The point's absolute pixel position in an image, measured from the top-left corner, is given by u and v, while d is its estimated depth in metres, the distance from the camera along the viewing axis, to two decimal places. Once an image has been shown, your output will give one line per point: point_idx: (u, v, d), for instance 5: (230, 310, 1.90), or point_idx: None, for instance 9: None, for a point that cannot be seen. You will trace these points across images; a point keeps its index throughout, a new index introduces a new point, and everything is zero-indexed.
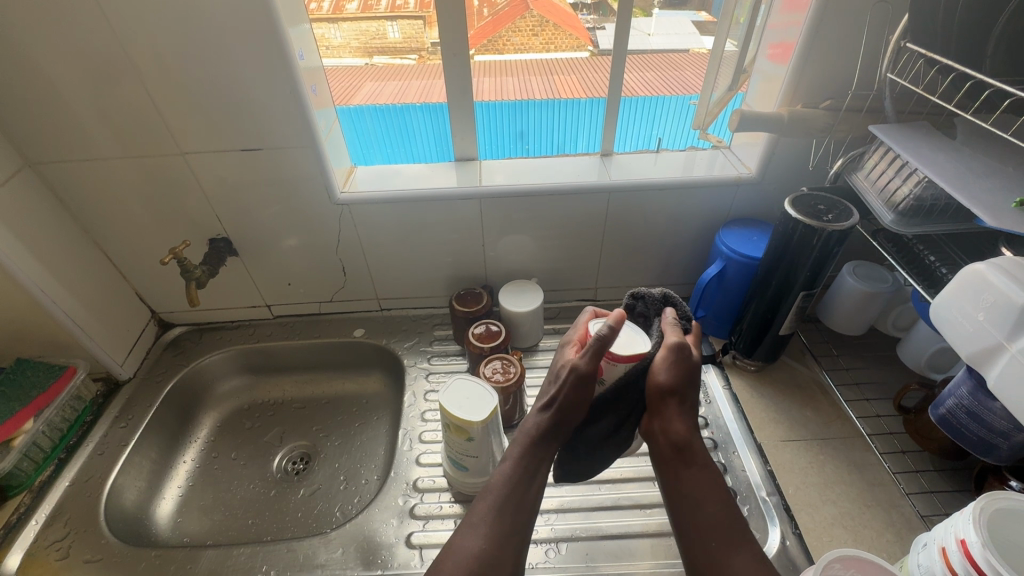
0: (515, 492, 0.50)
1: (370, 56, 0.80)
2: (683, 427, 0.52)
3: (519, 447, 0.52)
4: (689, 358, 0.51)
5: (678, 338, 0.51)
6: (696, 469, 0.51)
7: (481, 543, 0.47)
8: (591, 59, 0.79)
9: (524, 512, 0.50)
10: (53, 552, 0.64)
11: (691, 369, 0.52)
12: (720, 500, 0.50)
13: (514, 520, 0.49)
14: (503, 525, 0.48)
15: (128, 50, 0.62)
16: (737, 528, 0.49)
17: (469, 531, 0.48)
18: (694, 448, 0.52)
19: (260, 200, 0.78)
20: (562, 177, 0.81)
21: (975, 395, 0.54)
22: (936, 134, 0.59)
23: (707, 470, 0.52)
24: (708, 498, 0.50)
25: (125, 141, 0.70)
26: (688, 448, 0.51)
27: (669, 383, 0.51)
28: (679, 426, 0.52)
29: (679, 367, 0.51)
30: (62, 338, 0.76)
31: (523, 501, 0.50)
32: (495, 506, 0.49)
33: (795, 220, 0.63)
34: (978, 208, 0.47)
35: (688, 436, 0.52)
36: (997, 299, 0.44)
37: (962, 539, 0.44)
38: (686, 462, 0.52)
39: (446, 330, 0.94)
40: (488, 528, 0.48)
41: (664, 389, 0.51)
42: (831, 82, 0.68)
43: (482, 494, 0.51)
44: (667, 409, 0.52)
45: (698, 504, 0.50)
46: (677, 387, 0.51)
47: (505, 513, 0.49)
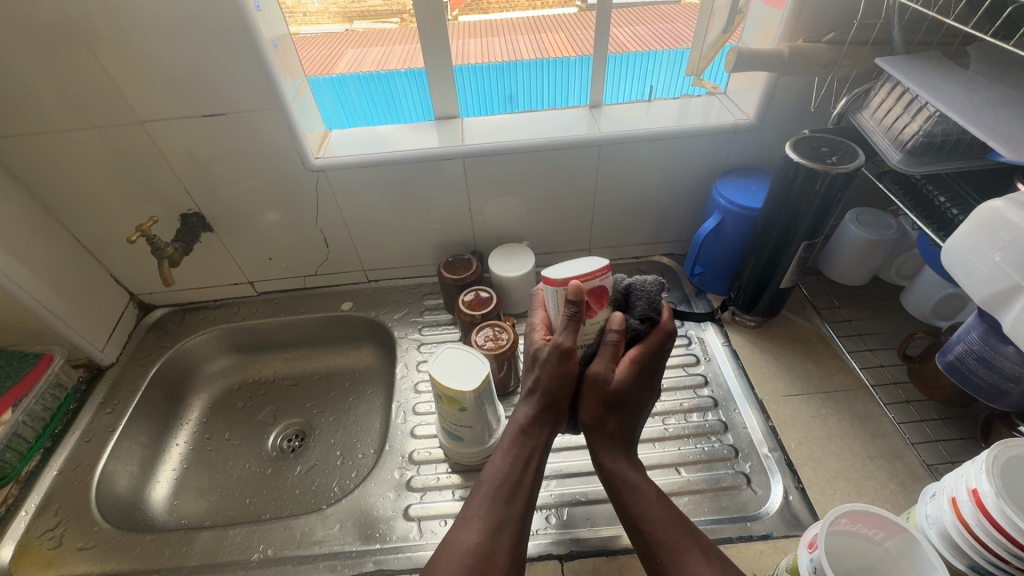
0: (510, 483, 0.48)
1: (349, 22, 0.76)
2: (614, 456, 0.52)
3: (509, 438, 0.51)
4: (608, 387, 0.49)
5: (598, 370, 0.49)
6: (630, 493, 0.50)
7: (476, 536, 0.45)
8: (579, 15, 0.76)
9: (521, 501, 0.48)
10: (46, 541, 0.63)
11: (613, 399, 0.50)
12: (660, 514, 0.48)
13: (503, 517, 0.46)
14: (498, 514, 0.46)
15: (69, 9, 0.56)
16: (682, 534, 0.47)
17: (464, 525, 0.46)
18: (621, 472, 0.51)
19: (231, 171, 0.74)
20: (549, 131, 0.76)
21: (987, 340, 0.51)
22: (946, 64, 0.55)
23: (642, 487, 0.50)
24: (649, 515, 0.48)
25: (76, 111, 0.65)
26: (619, 477, 0.51)
27: (593, 418, 0.51)
28: (607, 458, 0.51)
29: (595, 401, 0.50)
30: (35, 325, 0.73)
31: (519, 490, 0.49)
32: (486, 497, 0.48)
33: (797, 164, 0.59)
34: (994, 141, 0.43)
35: (620, 464, 0.51)
36: (1015, 237, 0.41)
37: (974, 489, 0.43)
38: (619, 485, 0.50)
39: (437, 300, 0.91)
40: (483, 519, 0.46)
41: (588, 426, 0.51)
42: (835, 11, 0.63)
43: (476, 487, 0.49)
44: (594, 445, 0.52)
45: (640, 525, 0.48)
46: (599, 420, 0.51)
47: (499, 501, 0.47)
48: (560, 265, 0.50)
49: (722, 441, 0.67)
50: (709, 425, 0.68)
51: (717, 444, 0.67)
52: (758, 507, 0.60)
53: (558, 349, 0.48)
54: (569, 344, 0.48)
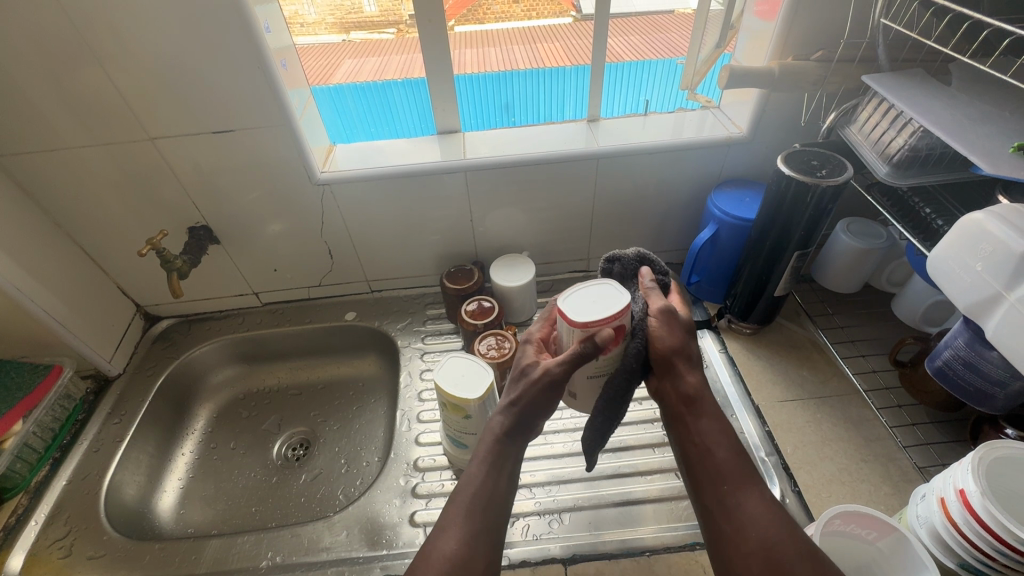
0: (486, 491, 0.46)
1: (346, 32, 0.77)
2: (695, 379, 0.47)
3: (485, 447, 0.49)
4: (680, 316, 0.48)
5: (667, 303, 0.48)
6: (706, 420, 0.46)
7: (453, 544, 0.43)
8: (575, 24, 0.78)
9: (496, 511, 0.46)
10: (56, 550, 0.64)
11: (687, 326, 0.49)
12: (732, 448, 0.45)
13: (478, 526, 0.44)
14: (475, 525, 0.44)
15: (84, 31, 0.58)
16: (749, 468, 0.44)
17: (440, 534, 0.44)
18: (705, 402, 0.47)
19: (238, 186, 0.76)
20: (548, 145, 0.78)
21: (972, 346, 0.53)
22: (930, 82, 0.57)
23: (719, 419, 0.46)
24: (720, 445, 0.45)
25: (88, 128, 0.67)
26: (699, 400, 0.47)
27: (671, 347, 0.46)
28: (692, 379, 0.47)
29: (678, 325, 0.47)
30: (45, 337, 0.75)
31: (495, 499, 0.47)
32: (465, 505, 0.46)
33: (788, 177, 0.61)
34: (974, 155, 0.46)
35: (699, 391, 0.47)
36: (996, 248, 0.44)
37: (960, 489, 0.45)
38: (697, 413, 0.47)
39: (439, 309, 0.92)
40: (459, 527, 0.44)
41: (665, 352, 0.46)
42: (823, 31, 0.66)
43: (451, 495, 0.47)
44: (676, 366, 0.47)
45: (710, 450, 0.45)
46: (680, 348, 0.47)
47: (476, 510, 0.45)
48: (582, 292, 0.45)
49: None
50: None
51: None
52: None
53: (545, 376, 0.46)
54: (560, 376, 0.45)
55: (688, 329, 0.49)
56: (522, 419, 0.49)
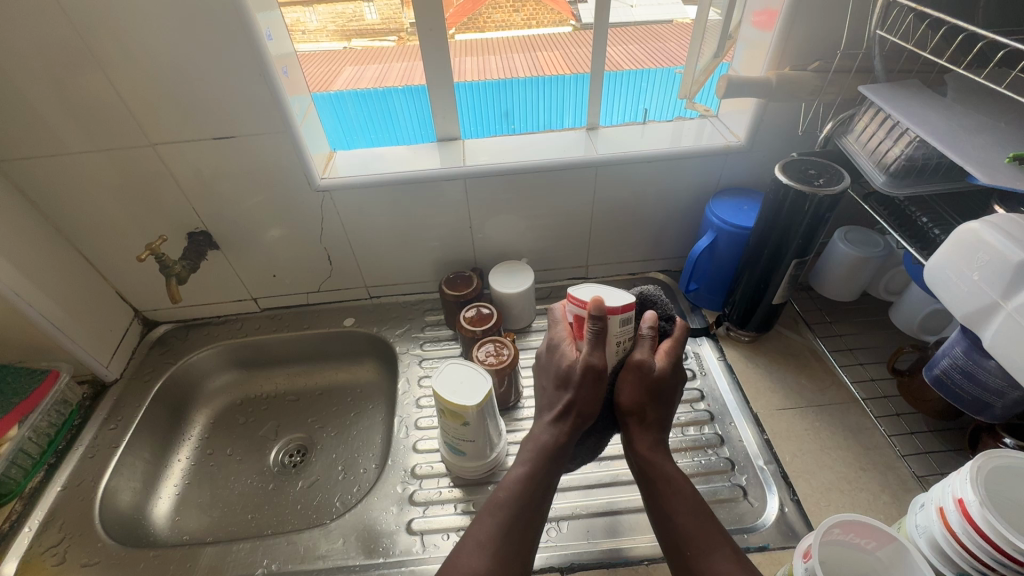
0: (528, 507, 0.49)
1: (348, 40, 0.78)
2: (646, 445, 0.51)
3: (531, 460, 0.51)
4: (652, 373, 0.50)
5: (641, 357, 0.51)
6: (662, 484, 0.49)
7: (487, 561, 0.45)
8: (573, 34, 0.78)
9: (532, 531, 0.48)
10: (50, 557, 0.64)
11: (657, 385, 0.51)
12: (689, 510, 0.48)
13: (514, 546, 0.47)
14: (509, 544, 0.46)
15: (87, 38, 0.59)
16: (712, 530, 0.47)
17: (475, 550, 0.46)
18: (657, 464, 0.50)
19: (238, 191, 0.76)
20: (547, 152, 0.79)
21: (970, 355, 0.53)
22: (926, 92, 0.58)
23: (676, 482, 0.49)
24: (681, 510, 0.48)
25: (89, 133, 0.67)
26: (651, 466, 0.50)
27: (631, 406, 0.51)
28: (642, 444, 0.51)
29: (639, 385, 0.50)
30: (42, 342, 0.74)
31: (532, 519, 0.49)
32: (506, 523, 0.48)
33: (786, 186, 0.62)
34: (971, 165, 0.46)
35: (652, 453, 0.50)
36: (993, 258, 0.44)
37: (959, 498, 0.45)
38: (652, 479, 0.50)
39: (438, 316, 0.92)
40: (496, 546, 0.46)
41: (626, 412, 0.51)
42: (819, 41, 0.66)
43: (490, 509, 0.49)
44: (628, 432, 0.51)
45: (670, 518, 0.48)
46: (638, 407, 0.51)
47: (514, 530, 0.47)
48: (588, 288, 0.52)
49: (719, 454, 0.68)
50: (705, 439, 0.70)
51: (713, 457, 0.68)
52: (754, 519, 0.61)
53: (591, 369, 0.49)
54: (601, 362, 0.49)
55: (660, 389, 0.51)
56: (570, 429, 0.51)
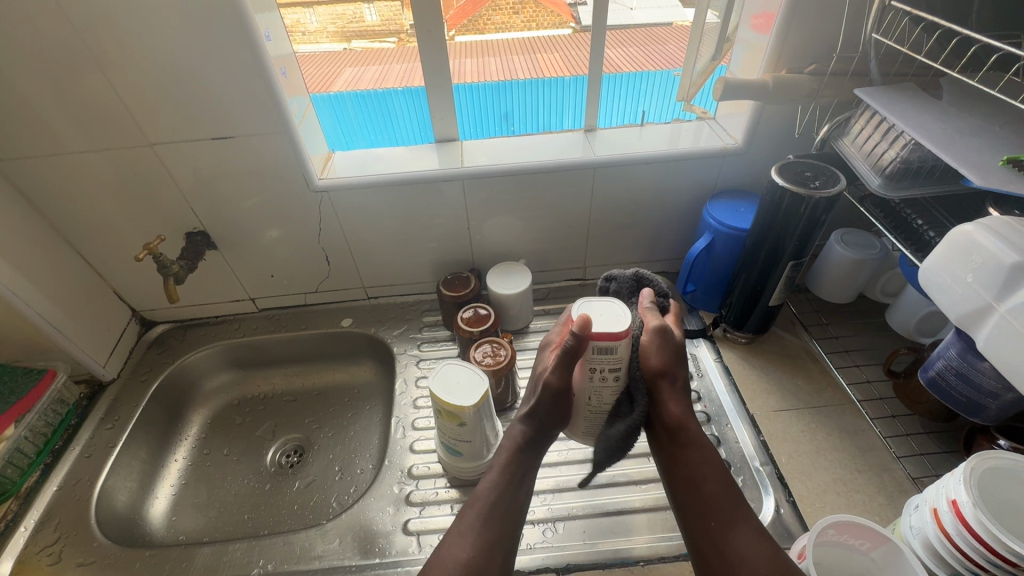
0: (504, 499, 0.50)
1: (348, 41, 0.78)
2: (678, 410, 0.52)
3: (504, 456, 0.53)
4: (672, 337, 0.52)
5: (661, 321, 0.51)
6: (692, 450, 0.52)
7: (468, 550, 0.46)
8: (573, 36, 0.77)
9: (512, 519, 0.50)
10: (45, 557, 0.64)
11: (678, 348, 0.52)
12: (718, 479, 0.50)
13: (495, 536, 0.48)
14: (491, 533, 0.48)
15: (86, 38, 0.59)
16: (739, 501, 0.49)
17: (456, 539, 0.47)
18: (688, 430, 0.52)
19: (236, 192, 0.76)
20: (546, 154, 0.79)
21: (964, 357, 0.54)
22: (921, 96, 0.58)
23: (705, 449, 0.52)
24: (709, 477, 0.50)
25: (87, 133, 0.67)
26: (682, 429, 0.52)
27: (660, 366, 0.51)
28: (674, 408, 0.52)
29: (664, 349, 0.51)
30: (39, 341, 0.74)
31: (512, 509, 0.51)
32: (483, 512, 0.49)
33: (782, 188, 0.62)
34: (965, 168, 0.46)
35: (683, 419, 0.52)
36: (986, 260, 0.44)
37: (953, 500, 0.45)
38: (683, 443, 0.52)
39: (436, 317, 0.92)
40: (476, 535, 0.48)
41: (655, 373, 0.51)
42: (815, 44, 0.67)
43: (471, 501, 0.50)
44: (661, 392, 0.51)
45: (699, 483, 0.50)
46: (668, 369, 0.51)
47: (494, 518, 0.49)
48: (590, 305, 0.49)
49: None
50: None
51: None
52: None
53: (549, 386, 0.51)
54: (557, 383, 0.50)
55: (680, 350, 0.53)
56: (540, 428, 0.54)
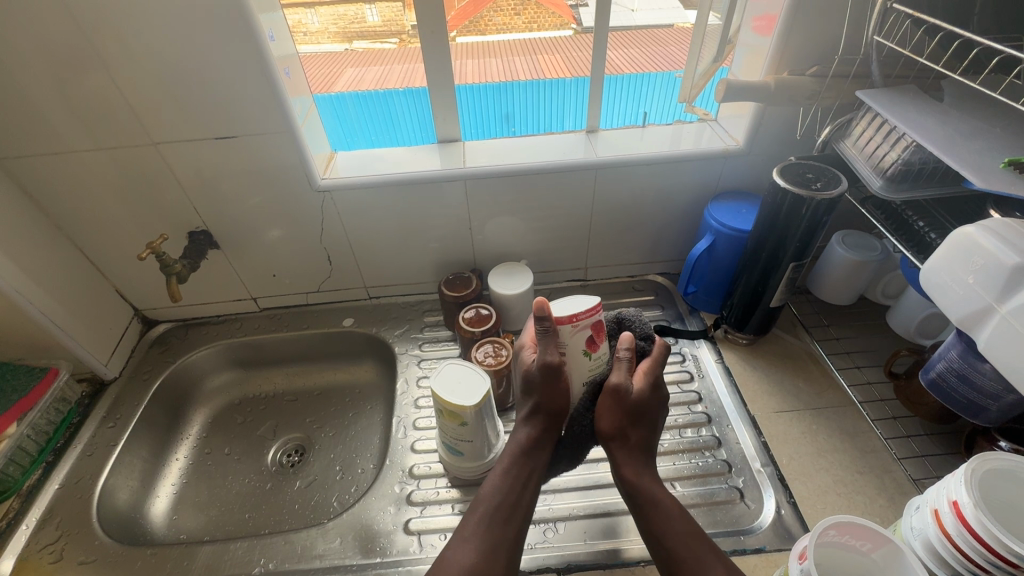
0: (508, 501, 0.51)
1: (348, 41, 0.79)
2: (632, 470, 0.52)
3: (508, 459, 0.54)
4: (627, 397, 0.51)
5: (618, 380, 0.51)
6: (651, 507, 0.51)
7: (473, 556, 0.47)
8: (575, 37, 0.77)
9: (516, 520, 0.50)
10: (47, 555, 0.64)
11: (634, 409, 0.52)
12: (680, 533, 0.49)
13: (497, 539, 0.49)
14: (494, 535, 0.49)
15: (90, 38, 0.59)
16: (702, 549, 0.48)
17: (461, 546, 0.48)
18: (644, 488, 0.52)
19: (239, 191, 0.76)
20: (548, 154, 0.79)
21: (965, 358, 0.54)
22: (923, 97, 0.58)
23: (662, 504, 0.51)
24: (670, 532, 0.50)
25: (91, 133, 0.67)
26: (637, 490, 0.52)
27: (611, 430, 0.52)
28: (628, 470, 0.52)
29: (616, 411, 0.51)
30: (42, 339, 0.75)
31: (516, 511, 0.51)
32: (486, 515, 0.50)
33: (784, 190, 0.62)
34: (966, 170, 0.46)
35: (638, 477, 0.52)
36: (987, 262, 0.44)
37: (954, 501, 0.45)
38: (640, 504, 0.52)
39: (437, 317, 0.93)
40: (480, 539, 0.48)
41: (607, 435, 0.52)
42: (817, 47, 0.67)
43: (473, 506, 0.51)
44: (614, 454, 0.53)
45: (661, 541, 0.50)
46: (619, 432, 0.52)
47: (496, 521, 0.49)
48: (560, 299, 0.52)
49: (716, 456, 0.68)
50: (702, 441, 0.70)
51: (711, 459, 0.68)
52: (751, 521, 0.61)
53: (548, 367, 0.51)
54: (553, 360, 0.51)
55: (637, 412, 0.52)
56: (546, 428, 0.54)
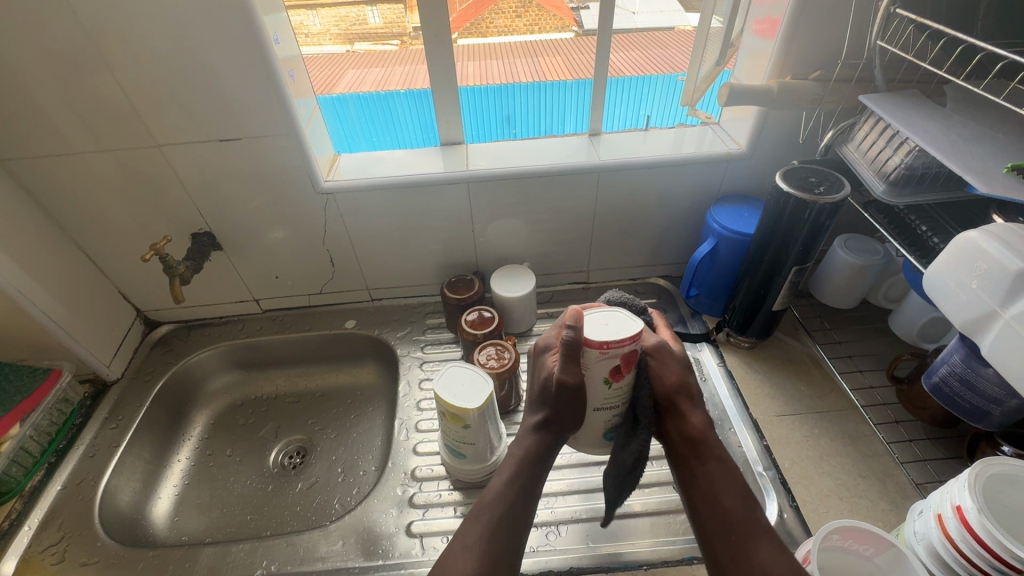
0: (511, 511, 0.50)
1: (350, 43, 0.79)
2: (699, 422, 0.51)
3: (511, 468, 0.53)
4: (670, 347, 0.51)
5: (659, 339, 0.51)
6: (713, 464, 0.50)
7: (475, 564, 0.46)
8: (576, 40, 0.79)
9: (517, 533, 0.50)
10: (48, 556, 0.64)
11: (680, 361, 0.52)
12: (739, 493, 0.48)
13: (500, 550, 0.48)
14: (495, 547, 0.48)
15: (95, 40, 0.59)
16: (758, 517, 0.47)
17: (461, 552, 0.47)
18: (711, 443, 0.51)
19: (242, 193, 0.76)
20: (551, 157, 0.79)
21: (968, 362, 0.54)
22: (926, 102, 0.59)
23: (726, 463, 0.50)
24: (728, 492, 0.49)
25: (95, 135, 0.67)
26: (703, 442, 0.50)
27: (672, 384, 0.50)
28: (696, 420, 0.51)
29: (672, 364, 0.51)
30: (45, 341, 0.75)
31: (517, 521, 0.50)
32: (490, 525, 0.49)
33: (787, 194, 0.62)
34: (970, 174, 0.46)
35: (704, 431, 0.51)
36: (991, 267, 0.44)
37: (957, 506, 0.45)
38: (702, 456, 0.50)
39: (439, 319, 0.93)
40: (482, 549, 0.47)
41: (670, 390, 0.50)
42: (819, 51, 0.67)
43: (475, 513, 0.50)
44: (682, 407, 0.51)
45: (717, 498, 0.48)
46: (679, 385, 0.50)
47: (500, 532, 0.49)
48: (600, 313, 0.48)
49: None
50: None
51: None
52: None
53: (565, 386, 0.47)
54: (573, 381, 0.47)
55: (683, 362, 0.53)
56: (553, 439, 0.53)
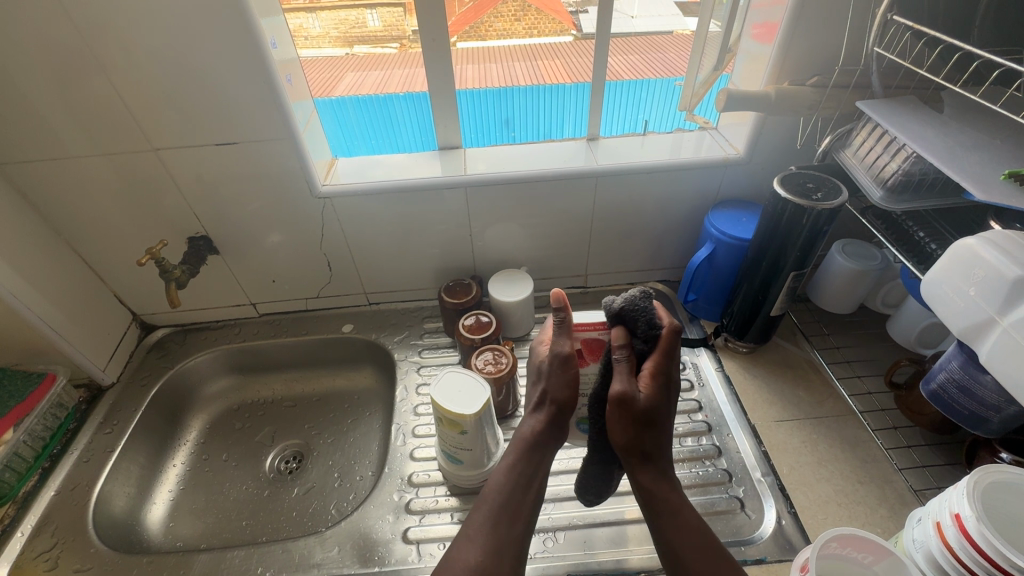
0: (512, 500, 0.50)
1: (349, 46, 0.78)
2: (648, 477, 0.49)
3: (513, 453, 0.52)
4: (636, 405, 0.46)
5: (622, 389, 0.46)
6: (668, 518, 0.48)
7: (478, 554, 0.46)
8: (575, 44, 0.78)
9: (522, 523, 0.49)
10: (41, 563, 0.63)
11: (641, 416, 0.46)
12: (696, 545, 0.47)
13: (502, 539, 0.47)
14: (498, 535, 0.48)
15: (91, 43, 0.59)
16: (718, 560, 0.46)
17: (458, 550, 0.47)
18: (661, 497, 0.49)
19: (239, 198, 0.76)
20: (547, 162, 0.79)
21: (966, 369, 0.54)
22: (923, 108, 0.59)
23: (681, 512, 0.49)
24: (686, 544, 0.47)
25: (92, 139, 0.67)
26: (653, 497, 0.49)
27: (625, 441, 0.48)
28: (644, 478, 0.49)
29: (624, 421, 0.46)
30: (41, 345, 0.74)
31: (521, 509, 0.50)
32: (491, 514, 0.49)
33: (785, 200, 0.62)
34: (966, 182, 0.46)
35: (653, 486, 0.49)
36: (988, 274, 0.44)
37: (957, 513, 0.45)
38: (655, 512, 0.49)
39: (436, 323, 0.92)
40: (484, 538, 0.47)
41: (622, 447, 0.48)
42: (816, 58, 0.67)
43: (477, 503, 0.50)
44: (632, 464, 0.49)
45: (677, 552, 0.47)
46: (634, 443, 0.48)
47: (501, 520, 0.48)
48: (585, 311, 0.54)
49: (716, 466, 0.68)
50: (702, 450, 0.70)
51: (711, 468, 0.68)
52: (751, 531, 0.61)
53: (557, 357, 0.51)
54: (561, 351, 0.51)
55: (646, 418, 0.47)
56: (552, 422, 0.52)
